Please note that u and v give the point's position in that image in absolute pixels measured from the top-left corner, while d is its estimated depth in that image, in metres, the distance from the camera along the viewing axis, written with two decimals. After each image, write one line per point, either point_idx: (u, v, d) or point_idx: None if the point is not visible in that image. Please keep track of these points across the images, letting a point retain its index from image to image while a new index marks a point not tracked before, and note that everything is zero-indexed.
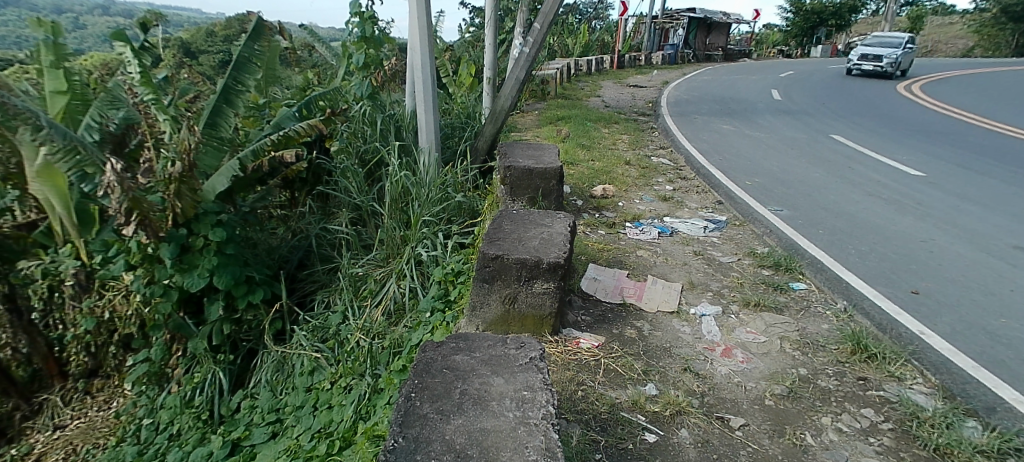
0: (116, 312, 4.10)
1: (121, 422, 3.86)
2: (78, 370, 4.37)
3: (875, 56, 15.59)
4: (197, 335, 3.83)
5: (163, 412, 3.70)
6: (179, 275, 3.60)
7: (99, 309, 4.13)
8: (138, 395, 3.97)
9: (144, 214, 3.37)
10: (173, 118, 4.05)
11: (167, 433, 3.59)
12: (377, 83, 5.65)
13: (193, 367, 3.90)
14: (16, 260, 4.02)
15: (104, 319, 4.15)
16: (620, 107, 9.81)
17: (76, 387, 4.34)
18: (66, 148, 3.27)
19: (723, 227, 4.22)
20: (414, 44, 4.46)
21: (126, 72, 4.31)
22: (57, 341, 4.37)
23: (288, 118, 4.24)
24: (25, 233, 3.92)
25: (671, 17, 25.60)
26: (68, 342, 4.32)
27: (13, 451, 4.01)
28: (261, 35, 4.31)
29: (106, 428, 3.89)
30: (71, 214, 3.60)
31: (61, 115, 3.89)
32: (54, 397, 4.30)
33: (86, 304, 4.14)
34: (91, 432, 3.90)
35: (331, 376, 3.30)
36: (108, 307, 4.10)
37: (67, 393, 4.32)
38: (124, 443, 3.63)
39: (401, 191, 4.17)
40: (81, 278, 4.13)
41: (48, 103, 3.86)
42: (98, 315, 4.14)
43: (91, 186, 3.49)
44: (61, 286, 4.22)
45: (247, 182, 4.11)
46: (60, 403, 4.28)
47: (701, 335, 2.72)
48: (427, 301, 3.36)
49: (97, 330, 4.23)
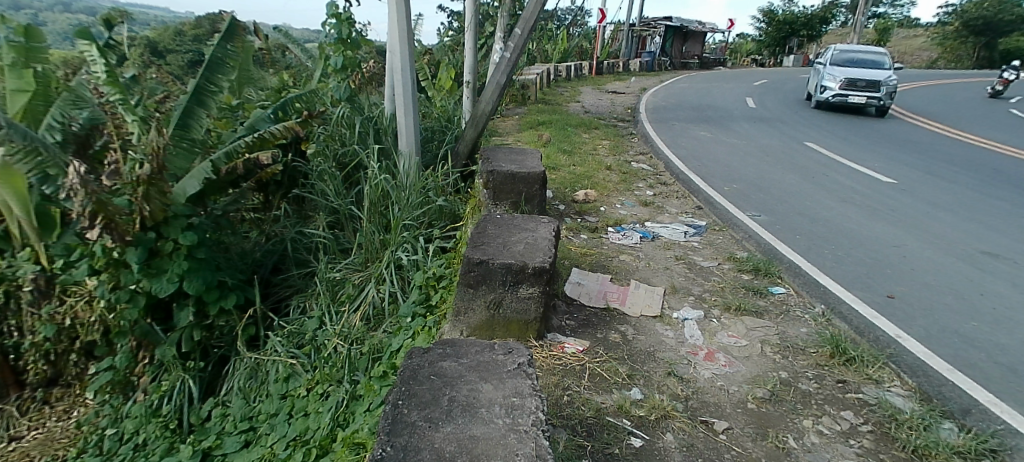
0: (77, 319, 3.93)
1: (82, 433, 3.71)
2: (36, 378, 4.16)
3: (868, 82, 10.85)
4: (165, 342, 3.70)
5: (128, 422, 3.55)
6: (146, 280, 3.47)
7: (59, 316, 3.96)
8: (100, 404, 3.81)
9: (109, 217, 3.26)
10: (140, 119, 3.89)
11: (132, 443, 3.45)
12: (355, 85, 5.55)
13: (160, 374, 3.75)
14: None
15: (64, 326, 3.99)
16: (599, 113, 9.89)
17: (33, 397, 4.15)
18: (26, 149, 3.15)
19: (703, 232, 4.27)
20: (393, 47, 4.41)
21: (90, 71, 4.17)
22: (13, 349, 4.16)
23: (263, 120, 4.14)
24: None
25: (648, 25, 26.01)
26: (24, 350, 4.11)
27: None
28: (234, 36, 4.20)
29: (66, 439, 3.74)
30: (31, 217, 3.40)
31: (21, 114, 3.74)
32: (10, 407, 4.12)
33: (45, 310, 3.96)
34: (49, 444, 3.74)
35: (308, 382, 3.22)
36: (68, 314, 3.93)
37: (24, 403, 4.13)
38: (86, 454, 3.48)
39: (381, 194, 4.12)
40: (41, 284, 3.95)
41: (7, 102, 3.70)
42: (58, 321, 3.97)
43: (52, 188, 3.41)
44: (19, 292, 4.01)
45: (219, 185, 4.00)
46: (17, 413, 4.10)
47: (683, 339, 2.73)
48: (408, 307, 3.31)
49: (58, 337, 4.03)
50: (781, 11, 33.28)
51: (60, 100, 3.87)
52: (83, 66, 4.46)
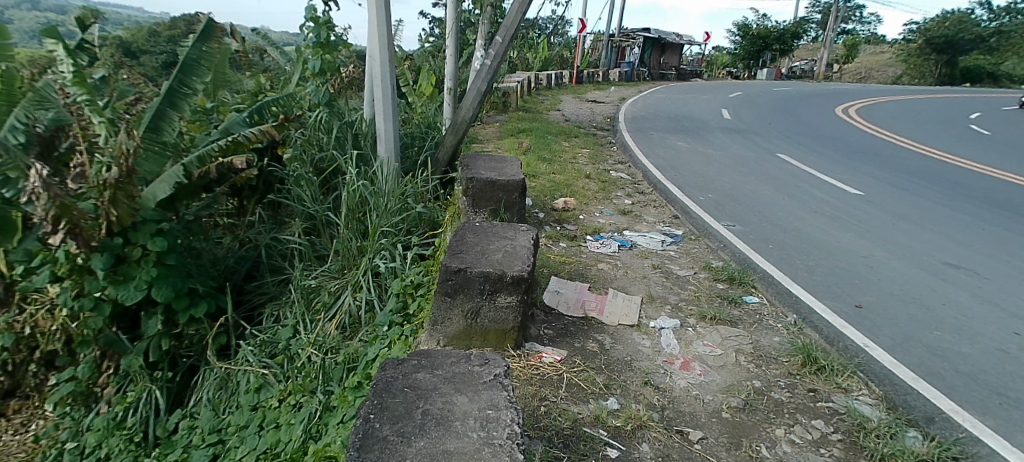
0: (38, 328, 3.79)
1: (40, 447, 3.57)
2: None
3: None
4: (132, 351, 3.59)
5: (90, 435, 3.43)
6: (113, 287, 3.36)
7: (17, 325, 3.82)
8: (61, 417, 3.68)
9: (74, 222, 3.14)
10: (107, 121, 3.77)
11: (94, 457, 3.34)
12: (334, 90, 5.49)
13: (126, 385, 3.64)
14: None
15: (23, 335, 3.83)
16: (579, 122, 9.97)
17: None
18: None
19: (680, 240, 4.32)
20: (373, 53, 4.37)
21: (57, 71, 4.07)
22: None
23: (238, 124, 4.06)
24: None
25: (627, 36, 26.34)
26: None
27: None
28: (210, 37, 4.12)
29: (23, 453, 3.60)
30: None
31: None
32: None
33: (1, 319, 3.81)
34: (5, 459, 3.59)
35: (280, 393, 3.14)
36: (28, 322, 3.79)
37: None
38: None
39: (359, 200, 4.06)
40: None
41: None
42: (17, 330, 3.82)
43: (11, 191, 3.28)
44: None
45: (191, 189, 3.90)
46: None
47: (660, 348, 2.75)
48: (384, 315, 3.27)
49: (17, 347, 3.88)
50: (755, 25, 34.11)
51: (23, 101, 3.63)
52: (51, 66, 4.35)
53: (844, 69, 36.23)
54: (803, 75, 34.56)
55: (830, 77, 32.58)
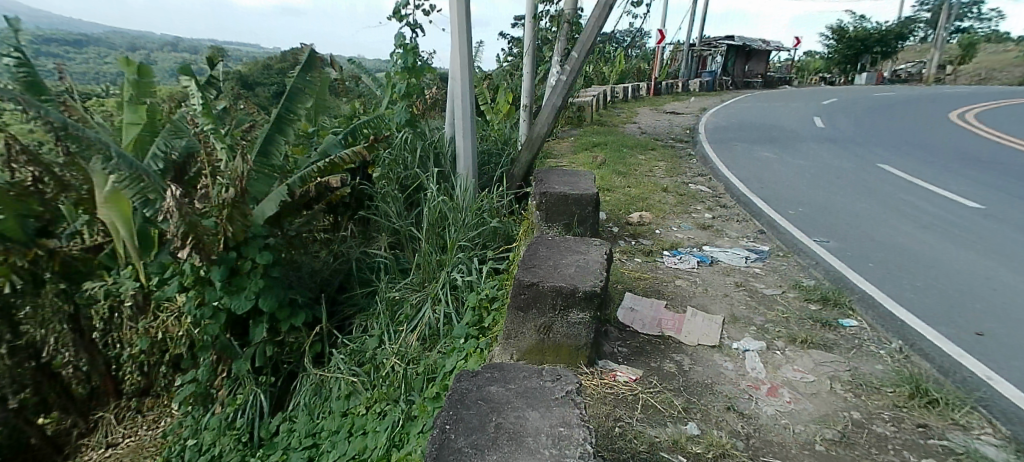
0: (168, 333, 4.26)
1: (167, 442, 4.01)
2: (131, 388, 4.56)
3: None
4: (241, 357, 3.92)
5: (206, 433, 3.80)
6: (227, 296, 3.72)
7: (152, 330, 4.31)
8: (183, 415, 4.08)
9: (199, 237, 3.51)
10: (229, 147, 4.19)
11: (209, 453, 3.69)
12: (417, 111, 5.75)
13: (235, 388, 3.98)
14: (83, 279, 4.27)
15: (156, 339, 4.32)
16: (657, 134, 9.69)
17: (128, 405, 4.55)
18: (132, 176, 3.52)
19: (766, 257, 4.07)
20: (455, 75, 4.55)
21: (190, 104, 4.62)
22: (114, 360, 4.56)
23: (334, 145, 4.39)
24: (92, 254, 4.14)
25: (709, 45, 25.46)
26: (123, 361, 4.50)
27: None
28: (312, 67, 4.49)
29: (154, 447, 4.06)
30: (133, 238, 3.79)
31: (131, 144, 4.18)
32: (108, 414, 4.53)
33: (141, 324, 4.33)
34: (141, 451, 4.09)
35: (367, 401, 3.30)
36: (160, 328, 4.26)
37: (120, 411, 4.54)
38: None
39: (438, 216, 4.24)
40: (138, 300, 4.29)
41: (123, 134, 4.20)
42: (152, 335, 4.31)
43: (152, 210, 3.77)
44: (121, 307, 4.41)
45: (294, 207, 4.21)
46: (113, 421, 4.50)
47: (744, 372, 2.59)
48: (461, 328, 3.35)
49: (150, 350, 4.40)
50: (852, 27, 31.77)
51: (164, 131, 4.22)
52: (186, 100, 4.90)
53: (958, 70, 32.80)
54: (910, 79, 31.62)
55: (941, 79, 29.62)
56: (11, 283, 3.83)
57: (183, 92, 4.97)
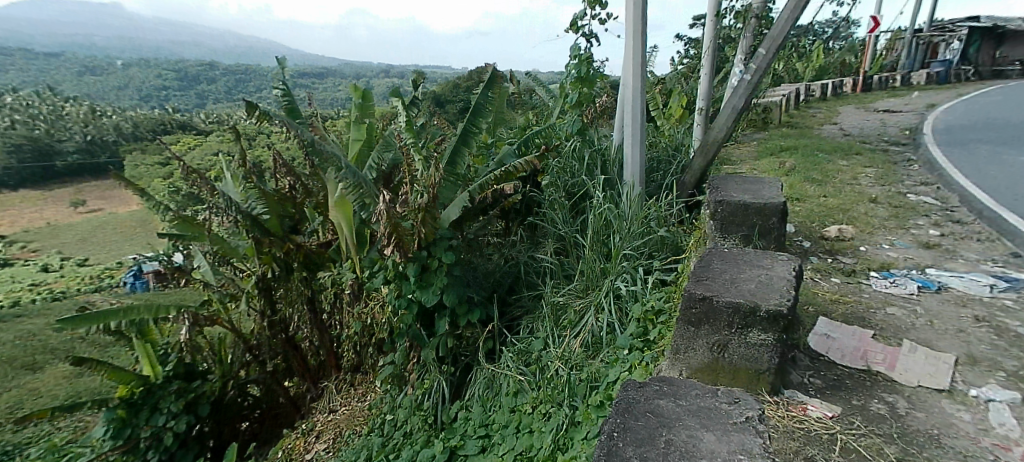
0: (375, 319, 4.85)
1: (372, 414, 4.60)
2: (348, 364, 5.40)
3: None
4: (428, 345, 4.34)
5: (401, 411, 4.29)
6: (418, 291, 4.14)
7: (364, 316, 4.95)
8: (384, 392, 4.65)
9: (400, 237, 3.99)
10: (425, 158, 4.74)
11: (403, 430, 4.17)
12: (588, 120, 5.79)
13: (422, 372, 4.42)
14: (317, 269, 5.20)
15: (367, 324, 4.95)
16: (864, 136, 8.35)
17: (344, 379, 5.39)
18: (354, 184, 4.34)
19: (1021, 286, 3.24)
20: (627, 82, 4.48)
21: (397, 122, 5.33)
22: (336, 339, 5.52)
23: (509, 156, 4.67)
24: (322, 249, 5.07)
25: (942, 28, 21.17)
26: (343, 341, 5.35)
27: (305, 425, 5.18)
28: (495, 83, 4.80)
29: (362, 418, 4.68)
30: (354, 237, 4.40)
31: (354, 157, 4.99)
32: (331, 384, 5.40)
33: (356, 310, 4.97)
34: (350, 420, 4.74)
35: (533, 400, 3.42)
36: (370, 315, 4.87)
37: (339, 383, 5.39)
38: (374, 433, 4.31)
39: (603, 223, 4.20)
40: (353, 289, 4.94)
41: (348, 148, 5.00)
42: (364, 320, 4.95)
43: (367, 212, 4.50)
44: (341, 293, 5.15)
45: (474, 212, 4.56)
46: (335, 390, 5.35)
47: (988, 427, 2.09)
48: (625, 338, 3.27)
49: (362, 331, 5.07)
50: None
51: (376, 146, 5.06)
52: (394, 117, 5.64)
53: None
54: None
55: None
56: (270, 269, 5.08)
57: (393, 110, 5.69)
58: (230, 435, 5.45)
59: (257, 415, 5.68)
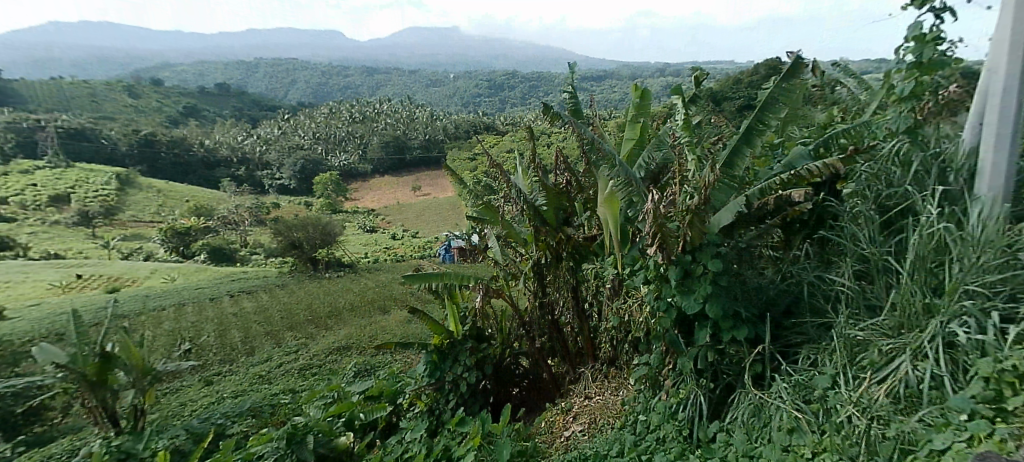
0: (632, 317, 4.79)
1: (624, 411, 4.53)
2: (605, 356, 5.44)
3: None
4: (686, 354, 4.04)
5: (654, 415, 4.07)
6: (679, 295, 3.91)
7: (622, 311, 4.90)
8: (638, 392, 4.55)
9: (665, 238, 3.91)
10: (699, 158, 4.57)
11: (655, 435, 3.94)
12: (920, 117, 4.65)
13: (680, 383, 4.14)
14: (584, 260, 5.60)
15: (624, 320, 4.91)
16: None
17: (600, 369, 5.48)
18: (624, 182, 4.47)
19: None
20: (998, 66, 3.43)
21: (674, 120, 5.22)
22: (594, 330, 5.73)
23: (802, 158, 4.12)
24: (589, 242, 5.40)
25: None
26: (600, 332, 5.42)
27: (560, 405, 5.32)
28: (796, 73, 4.13)
29: (614, 411, 4.67)
30: (616, 233, 4.59)
31: (627, 156, 5.06)
32: (588, 372, 5.56)
33: (615, 305, 4.99)
34: (605, 411, 4.75)
35: (815, 444, 3.05)
36: (627, 311, 4.83)
37: (595, 372, 5.52)
38: (626, 429, 4.22)
39: (934, 246, 3.38)
40: (614, 284, 5.07)
41: (622, 147, 5.11)
42: (621, 316, 4.90)
43: (633, 210, 4.66)
44: (604, 287, 5.38)
45: (749, 219, 4.22)
46: (591, 377, 5.48)
47: None
48: (960, 399, 2.72)
49: (618, 328, 5.14)
50: None
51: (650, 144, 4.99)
52: (672, 116, 5.53)
53: None
54: None
55: None
56: (544, 256, 5.64)
57: (672, 109, 5.57)
58: (506, 397, 6.15)
59: (525, 383, 6.24)
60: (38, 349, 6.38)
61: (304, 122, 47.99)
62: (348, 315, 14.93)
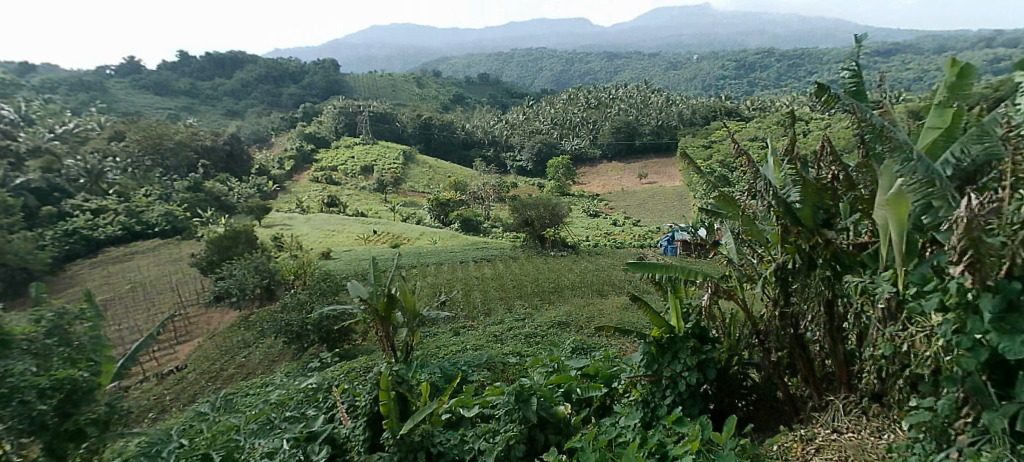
0: (914, 348, 3.96)
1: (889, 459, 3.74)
2: (866, 388, 4.65)
3: None
4: (997, 409, 3.19)
5: None
6: (996, 334, 3.07)
7: (898, 339, 4.10)
8: (912, 441, 3.70)
9: (979, 257, 3.14)
10: None
11: None
12: None
13: (984, 444, 3.24)
14: (846, 270, 4.80)
15: (900, 350, 4.09)
16: None
17: (857, 402, 4.65)
18: (923, 181, 3.76)
19: None
20: None
21: (1006, 109, 4.11)
22: (853, 355, 4.88)
23: None
24: (857, 250, 4.83)
25: None
26: (863, 360, 4.64)
27: (800, 431, 4.60)
28: None
29: (877, 454, 4.03)
30: (901, 241, 3.81)
31: (926, 148, 4.09)
32: (837, 402, 4.70)
33: (888, 330, 4.19)
34: (863, 453, 4.08)
35: None
36: (906, 340, 4.01)
37: (848, 404, 4.64)
38: None
39: None
40: (890, 306, 4.21)
41: (920, 137, 4.14)
42: (897, 344, 4.10)
43: (930, 218, 3.85)
44: (873, 308, 4.49)
45: None
46: (842, 409, 4.63)
47: None
48: None
49: (891, 358, 4.30)
50: None
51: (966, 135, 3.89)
52: (1002, 101, 4.32)
53: None
54: None
55: None
56: (791, 260, 4.93)
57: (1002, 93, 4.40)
58: (728, 408, 5.38)
59: (752, 399, 5.43)
60: (350, 285, 8.21)
61: (546, 110, 51.02)
62: (572, 292, 15.50)
